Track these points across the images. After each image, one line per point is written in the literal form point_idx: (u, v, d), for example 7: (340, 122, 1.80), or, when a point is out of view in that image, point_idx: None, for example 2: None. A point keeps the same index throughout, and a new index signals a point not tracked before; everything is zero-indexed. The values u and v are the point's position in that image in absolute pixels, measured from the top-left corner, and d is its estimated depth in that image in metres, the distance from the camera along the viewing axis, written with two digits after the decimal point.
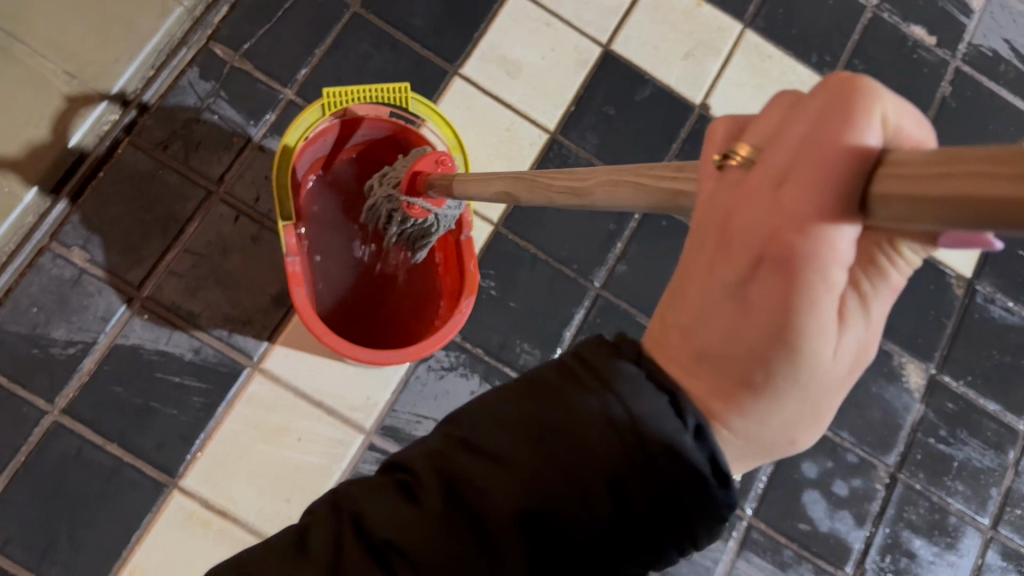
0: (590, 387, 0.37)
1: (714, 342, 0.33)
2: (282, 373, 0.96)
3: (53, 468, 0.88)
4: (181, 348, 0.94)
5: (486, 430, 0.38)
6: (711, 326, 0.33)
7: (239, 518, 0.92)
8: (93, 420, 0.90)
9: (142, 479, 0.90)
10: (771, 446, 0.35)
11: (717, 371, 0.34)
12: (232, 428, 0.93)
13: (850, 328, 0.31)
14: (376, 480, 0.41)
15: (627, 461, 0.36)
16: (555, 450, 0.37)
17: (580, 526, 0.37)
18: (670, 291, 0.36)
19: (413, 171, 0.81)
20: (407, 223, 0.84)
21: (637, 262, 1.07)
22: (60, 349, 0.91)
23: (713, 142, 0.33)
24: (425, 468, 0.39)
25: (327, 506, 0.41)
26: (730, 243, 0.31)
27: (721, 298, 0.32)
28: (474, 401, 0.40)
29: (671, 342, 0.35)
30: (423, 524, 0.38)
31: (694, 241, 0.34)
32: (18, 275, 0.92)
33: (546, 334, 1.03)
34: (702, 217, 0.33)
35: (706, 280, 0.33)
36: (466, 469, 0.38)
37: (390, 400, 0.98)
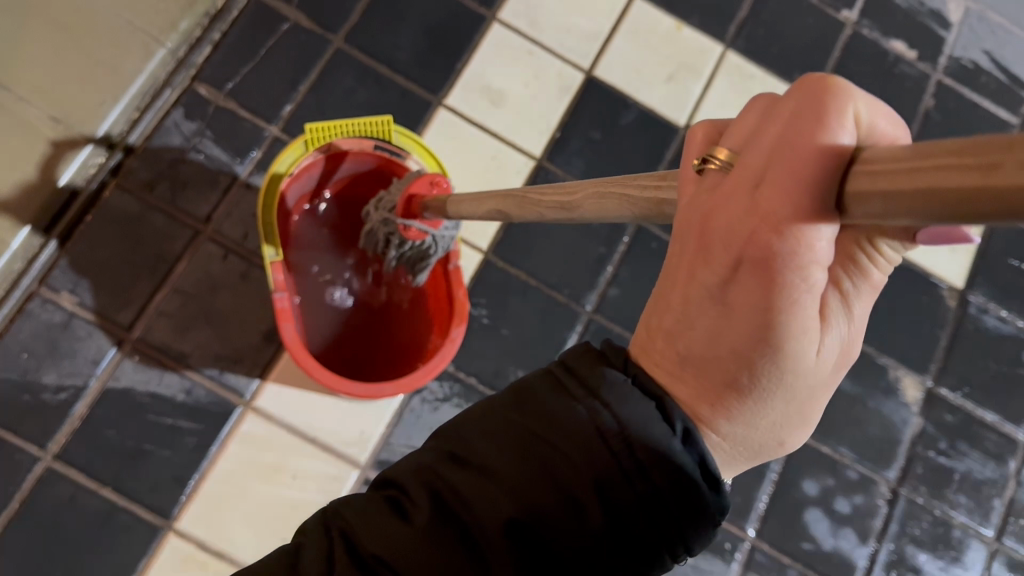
0: (576, 396, 0.39)
1: (701, 337, 0.38)
2: (274, 411, 0.95)
3: (47, 515, 0.87)
4: (173, 389, 0.93)
5: (478, 442, 0.40)
6: (698, 323, 0.38)
7: (236, 559, 0.91)
8: (85, 464, 0.89)
9: (137, 522, 0.89)
10: (761, 447, 0.41)
11: (705, 376, 0.39)
12: (226, 467, 0.92)
13: (831, 325, 0.37)
14: (364, 497, 0.42)
15: (614, 468, 0.37)
16: (544, 460, 0.39)
17: (575, 535, 0.38)
18: (651, 304, 0.41)
19: (408, 194, 0.81)
20: (405, 245, 0.84)
21: (628, 284, 1.07)
22: (51, 394, 0.90)
23: (694, 145, 0.39)
24: (415, 484, 0.40)
25: (318, 524, 0.42)
26: (709, 246, 0.36)
27: (706, 294, 0.37)
28: (461, 417, 0.42)
29: (657, 347, 0.40)
30: (409, 541, 0.39)
31: (679, 240, 0.39)
32: (9, 320, 0.92)
33: (539, 360, 1.03)
34: (685, 216, 0.38)
35: (694, 277, 0.38)
36: (454, 482, 0.39)
37: (385, 433, 0.97)
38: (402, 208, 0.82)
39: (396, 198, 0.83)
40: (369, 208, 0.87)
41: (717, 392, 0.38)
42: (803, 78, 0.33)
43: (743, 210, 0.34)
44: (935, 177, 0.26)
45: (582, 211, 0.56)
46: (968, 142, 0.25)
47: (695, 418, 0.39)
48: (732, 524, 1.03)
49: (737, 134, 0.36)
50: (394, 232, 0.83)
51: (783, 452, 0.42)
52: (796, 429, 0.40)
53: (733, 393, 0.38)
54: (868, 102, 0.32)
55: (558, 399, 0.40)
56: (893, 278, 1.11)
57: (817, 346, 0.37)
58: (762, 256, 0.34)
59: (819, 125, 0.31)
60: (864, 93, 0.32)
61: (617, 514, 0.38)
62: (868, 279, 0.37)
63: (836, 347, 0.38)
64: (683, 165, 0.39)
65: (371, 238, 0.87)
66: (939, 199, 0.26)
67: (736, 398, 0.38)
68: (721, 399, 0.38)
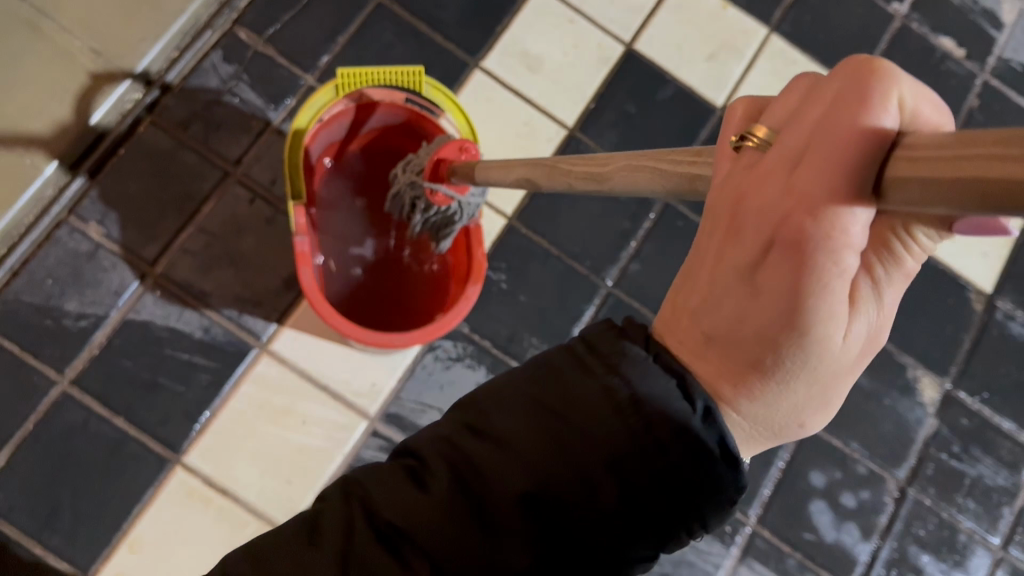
0: (594, 371, 0.40)
1: (726, 317, 0.38)
2: (289, 355, 0.96)
3: (59, 438, 0.89)
4: (191, 326, 0.94)
5: (496, 414, 0.40)
6: (724, 304, 0.38)
7: (239, 497, 0.92)
8: (100, 393, 0.91)
9: (146, 453, 0.90)
10: (781, 427, 0.40)
11: (727, 356, 0.38)
12: (237, 407, 0.94)
13: (862, 312, 0.36)
14: (384, 465, 0.42)
15: (630, 446, 0.38)
16: (560, 434, 0.39)
17: (587, 512, 0.39)
18: (680, 280, 0.42)
19: (436, 158, 0.81)
20: (430, 211, 0.84)
21: (650, 260, 1.06)
22: (72, 321, 0.92)
23: (732, 124, 0.38)
24: (432, 453, 0.40)
25: (338, 492, 0.42)
26: (741, 228, 0.36)
27: (735, 275, 0.37)
28: (482, 387, 0.42)
29: (681, 325, 0.40)
30: (425, 509, 0.39)
31: (710, 221, 0.38)
32: (36, 246, 0.93)
33: (554, 330, 1.03)
34: (719, 197, 0.38)
35: (723, 257, 0.37)
36: (471, 452, 0.40)
37: (395, 387, 0.98)
38: (430, 171, 0.82)
39: (425, 161, 0.84)
40: (397, 169, 0.88)
41: (739, 371, 0.38)
42: (848, 60, 0.32)
43: (779, 193, 0.33)
44: (978, 166, 0.25)
45: (612, 184, 0.55)
46: (1017, 134, 0.24)
47: (716, 397, 0.39)
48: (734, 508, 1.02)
49: (775, 114, 0.35)
50: (418, 194, 0.84)
51: (803, 433, 0.41)
52: (817, 412, 0.39)
53: (754, 373, 0.38)
54: (916, 87, 0.31)
55: (581, 374, 0.40)
56: (919, 276, 1.09)
57: (844, 331, 0.36)
58: (795, 237, 0.33)
59: (862, 108, 0.30)
60: (912, 79, 0.31)
61: (629, 492, 0.38)
62: (903, 267, 0.35)
63: (864, 335, 0.36)
64: (722, 143, 0.39)
65: (398, 200, 0.87)
66: (980, 194, 0.25)
67: (758, 378, 0.38)
68: (741, 379, 0.38)
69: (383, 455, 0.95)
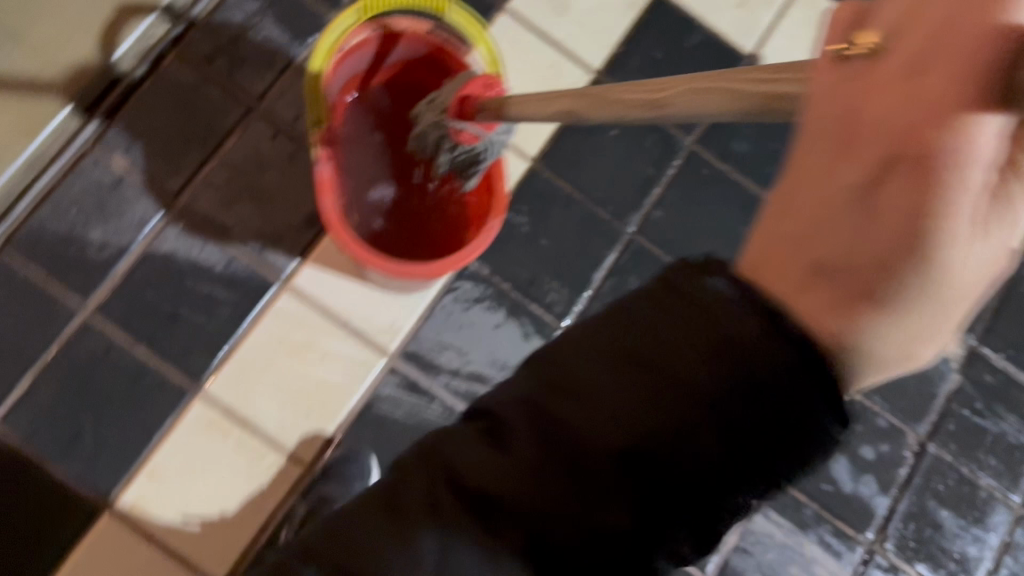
0: (677, 311, 0.34)
1: (837, 243, 0.31)
2: (310, 291, 0.96)
3: (81, 365, 0.90)
4: (213, 260, 0.94)
5: (578, 364, 0.36)
6: (833, 231, 0.31)
7: (259, 429, 0.92)
8: (122, 322, 0.91)
9: (166, 382, 0.91)
10: (893, 364, 0.33)
11: (835, 288, 0.31)
12: (258, 341, 0.94)
13: (995, 233, 0.29)
14: (465, 428, 0.39)
15: (729, 393, 0.33)
16: (647, 383, 0.34)
17: (693, 466, 0.34)
18: (771, 205, 0.34)
19: (460, 95, 0.81)
20: (457, 151, 0.83)
21: (674, 208, 1.05)
22: (95, 251, 0.92)
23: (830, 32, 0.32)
24: (509, 412, 0.37)
25: (421, 458, 0.40)
26: (858, 140, 0.30)
27: (847, 200, 0.30)
28: (557, 338, 0.37)
29: (779, 257, 0.33)
30: (512, 475, 0.37)
31: (815, 135, 0.32)
32: (60, 176, 0.93)
33: (575, 274, 1.02)
34: (838, 106, 0.31)
35: (832, 178, 0.31)
36: (554, 408, 0.36)
37: (414, 326, 0.98)
38: (454, 110, 0.81)
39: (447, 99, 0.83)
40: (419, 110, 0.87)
41: (849, 306, 0.31)
42: None
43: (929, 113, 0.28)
44: None
45: (670, 111, 0.52)
46: None
47: (820, 339, 0.32)
48: None
49: (885, 21, 0.30)
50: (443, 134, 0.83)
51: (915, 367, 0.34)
52: (931, 342, 0.32)
53: (867, 305, 0.31)
54: None
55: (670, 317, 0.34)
56: None
57: (972, 253, 0.29)
58: (921, 152, 0.28)
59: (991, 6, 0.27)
60: None
61: (735, 439, 0.34)
62: None
63: (994, 257, 0.30)
64: (818, 57, 0.33)
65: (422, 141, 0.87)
66: None
67: (876, 312, 0.31)
68: (851, 310, 0.31)
69: (400, 393, 0.96)
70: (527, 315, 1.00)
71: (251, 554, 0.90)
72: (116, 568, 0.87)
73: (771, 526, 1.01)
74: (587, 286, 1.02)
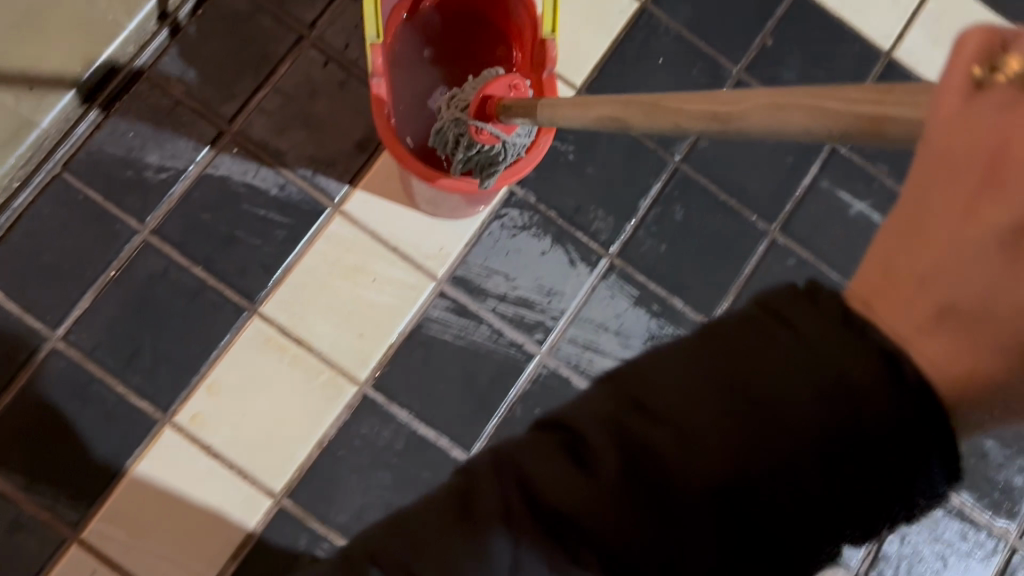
0: (780, 337, 0.32)
1: (969, 287, 0.27)
2: (361, 217, 0.98)
3: (141, 283, 0.92)
4: (267, 184, 0.96)
5: (678, 386, 0.34)
6: (965, 275, 0.27)
7: (314, 347, 0.95)
8: (180, 243, 0.94)
9: (223, 301, 0.93)
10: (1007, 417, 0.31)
11: (967, 332, 0.28)
12: (311, 263, 0.96)
13: None
14: (535, 436, 0.36)
15: (837, 431, 0.31)
16: (749, 415, 0.32)
17: (785, 494, 0.32)
18: (890, 232, 0.30)
19: (483, 95, 0.82)
20: (472, 150, 0.85)
21: (721, 137, 1.05)
22: (153, 174, 0.94)
23: (964, 49, 0.26)
24: (593, 428, 0.35)
25: (489, 463, 0.37)
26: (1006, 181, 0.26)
27: (987, 251, 0.27)
28: (642, 357, 0.35)
29: (894, 293, 0.30)
30: (598, 493, 0.34)
31: (959, 168, 0.27)
32: (118, 101, 0.95)
33: (620, 203, 1.01)
34: (953, 153, 0.27)
35: (964, 227, 0.27)
36: (645, 430, 0.34)
37: (462, 252, 0.99)
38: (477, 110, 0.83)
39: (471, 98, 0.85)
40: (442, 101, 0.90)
41: (980, 356, 0.28)
42: None
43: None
44: None
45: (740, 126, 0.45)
46: None
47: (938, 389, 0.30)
48: None
49: None
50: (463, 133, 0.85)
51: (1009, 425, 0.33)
52: None
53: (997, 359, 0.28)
54: None
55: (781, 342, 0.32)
56: None
57: None
58: None
59: None
60: None
61: (835, 477, 0.32)
62: None
63: None
64: (944, 73, 0.27)
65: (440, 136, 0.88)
66: None
67: (1005, 362, 0.28)
68: (979, 361, 0.28)
69: (450, 317, 0.98)
70: (573, 243, 1.00)
71: (305, 470, 0.92)
72: (177, 478, 0.90)
73: None
74: (632, 215, 1.01)
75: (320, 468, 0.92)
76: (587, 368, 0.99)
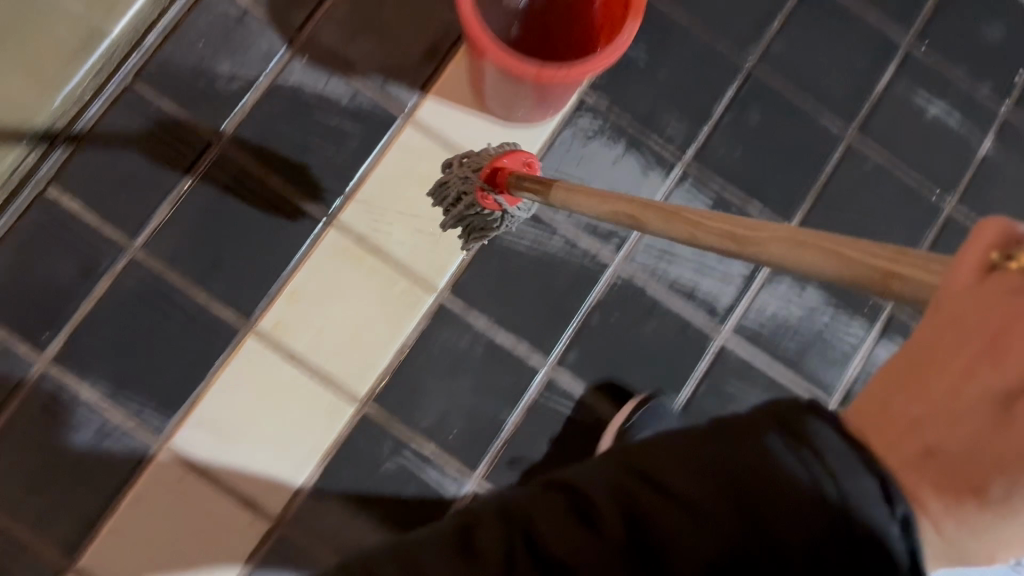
0: (788, 441, 0.35)
1: (960, 437, 0.30)
2: (433, 125, 0.97)
3: (218, 193, 0.92)
4: (338, 93, 0.95)
5: (682, 474, 0.36)
6: (953, 431, 0.30)
7: (391, 257, 0.95)
8: (254, 152, 0.93)
9: (300, 211, 0.93)
10: (970, 556, 0.33)
11: (946, 472, 0.31)
12: (385, 172, 0.95)
13: None
14: (544, 491, 0.39)
15: (826, 531, 0.34)
16: (747, 505, 0.35)
17: (778, 569, 0.35)
18: (882, 381, 0.34)
19: (494, 166, 0.84)
20: (471, 210, 0.86)
21: (795, 40, 1.03)
22: (224, 83, 0.93)
23: (979, 241, 0.30)
24: (603, 500, 0.37)
25: (496, 509, 0.39)
26: (1005, 357, 0.29)
27: (974, 413, 0.30)
28: (656, 437, 0.38)
29: (889, 426, 0.33)
30: (603, 556, 0.36)
31: (964, 332, 0.30)
32: (187, 10, 0.94)
33: (695, 107, 1.00)
34: (966, 316, 0.30)
35: (959, 390, 0.30)
36: (649, 505, 0.36)
37: (535, 159, 0.97)
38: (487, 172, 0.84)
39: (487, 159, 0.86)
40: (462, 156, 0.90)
41: (954, 495, 0.31)
42: None
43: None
44: None
45: (753, 254, 0.45)
46: None
47: (918, 508, 0.32)
48: (875, 289, 1.00)
49: None
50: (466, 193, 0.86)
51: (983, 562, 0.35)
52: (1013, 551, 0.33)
53: (973, 497, 0.31)
54: None
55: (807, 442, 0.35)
56: None
57: None
58: None
59: None
60: None
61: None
62: None
63: None
64: (959, 259, 0.31)
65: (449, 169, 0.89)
66: None
67: (977, 504, 0.31)
68: (959, 503, 0.31)
69: (524, 224, 0.97)
70: (648, 149, 0.99)
71: (388, 375, 0.93)
72: None
73: None
74: (707, 119, 1.00)
75: (404, 371, 0.93)
76: (664, 274, 0.98)
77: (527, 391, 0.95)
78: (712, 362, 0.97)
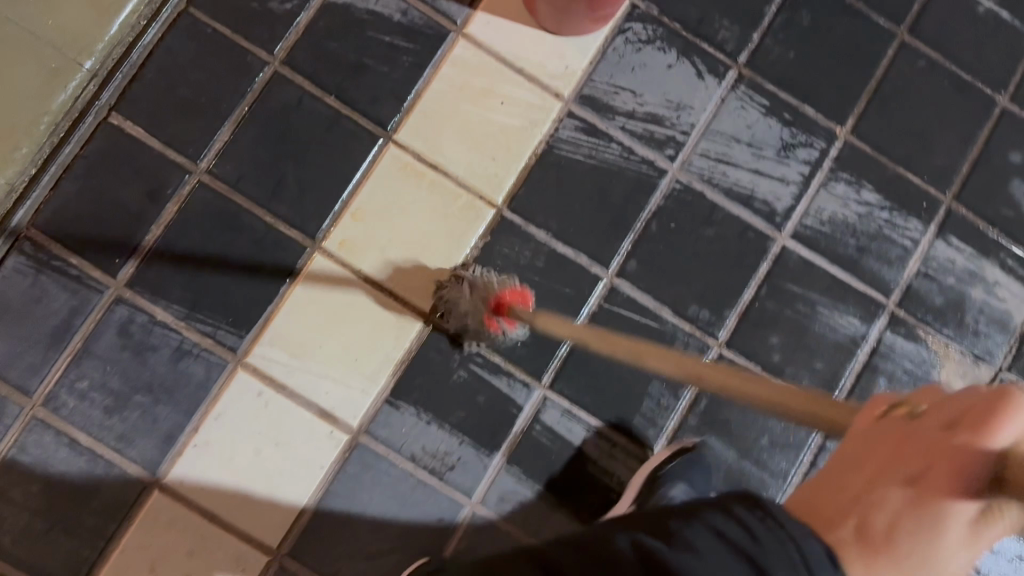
0: (718, 511, 0.60)
1: (885, 513, 0.60)
2: (485, 39, 0.97)
3: (278, 114, 0.93)
4: (390, 10, 0.95)
5: (659, 528, 0.60)
6: (881, 515, 0.60)
7: (450, 173, 0.95)
8: (311, 73, 0.93)
9: (358, 129, 0.93)
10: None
11: (868, 551, 0.60)
12: (440, 89, 0.95)
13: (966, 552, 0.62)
14: (604, 540, 0.59)
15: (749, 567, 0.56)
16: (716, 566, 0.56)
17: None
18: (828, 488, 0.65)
19: (500, 300, 0.88)
20: (472, 333, 0.91)
21: None
22: (278, 5, 0.94)
23: (879, 406, 0.59)
24: (622, 537, 0.60)
25: (553, 544, 0.60)
26: (903, 454, 0.58)
27: (877, 523, 0.61)
28: (654, 512, 0.63)
29: (833, 515, 0.63)
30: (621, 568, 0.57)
31: (875, 450, 0.60)
32: None
33: (745, 11, 1.00)
34: (882, 434, 0.58)
35: (870, 486, 0.62)
36: (645, 543, 0.59)
37: (588, 70, 0.98)
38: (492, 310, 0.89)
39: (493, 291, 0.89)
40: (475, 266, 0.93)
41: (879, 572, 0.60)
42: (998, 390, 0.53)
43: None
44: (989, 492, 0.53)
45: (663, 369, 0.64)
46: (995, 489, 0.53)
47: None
48: (931, 187, 1.00)
49: (920, 398, 0.59)
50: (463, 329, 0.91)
51: None
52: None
53: (884, 556, 0.60)
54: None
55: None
56: None
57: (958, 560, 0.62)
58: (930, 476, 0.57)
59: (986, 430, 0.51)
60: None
61: None
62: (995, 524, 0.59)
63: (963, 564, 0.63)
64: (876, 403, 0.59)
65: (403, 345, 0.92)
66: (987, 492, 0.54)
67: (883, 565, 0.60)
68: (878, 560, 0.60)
69: (579, 136, 0.97)
70: (700, 55, 0.99)
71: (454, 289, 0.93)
72: (332, 301, 0.92)
73: (953, 252, 1.00)
74: (758, 23, 1.00)
75: None
76: (720, 180, 0.98)
77: (589, 301, 0.96)
78: (773, 266, 0.98)
